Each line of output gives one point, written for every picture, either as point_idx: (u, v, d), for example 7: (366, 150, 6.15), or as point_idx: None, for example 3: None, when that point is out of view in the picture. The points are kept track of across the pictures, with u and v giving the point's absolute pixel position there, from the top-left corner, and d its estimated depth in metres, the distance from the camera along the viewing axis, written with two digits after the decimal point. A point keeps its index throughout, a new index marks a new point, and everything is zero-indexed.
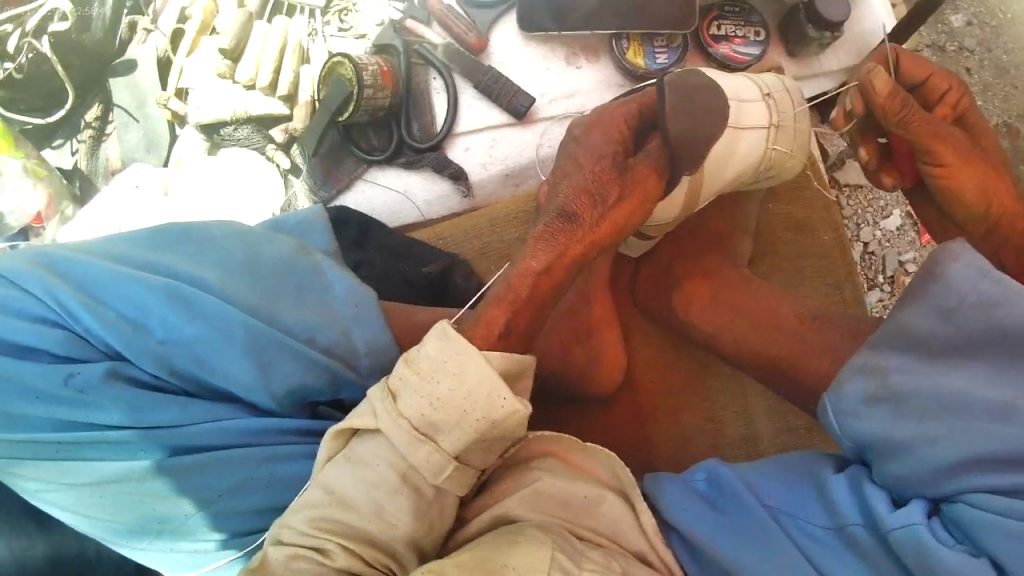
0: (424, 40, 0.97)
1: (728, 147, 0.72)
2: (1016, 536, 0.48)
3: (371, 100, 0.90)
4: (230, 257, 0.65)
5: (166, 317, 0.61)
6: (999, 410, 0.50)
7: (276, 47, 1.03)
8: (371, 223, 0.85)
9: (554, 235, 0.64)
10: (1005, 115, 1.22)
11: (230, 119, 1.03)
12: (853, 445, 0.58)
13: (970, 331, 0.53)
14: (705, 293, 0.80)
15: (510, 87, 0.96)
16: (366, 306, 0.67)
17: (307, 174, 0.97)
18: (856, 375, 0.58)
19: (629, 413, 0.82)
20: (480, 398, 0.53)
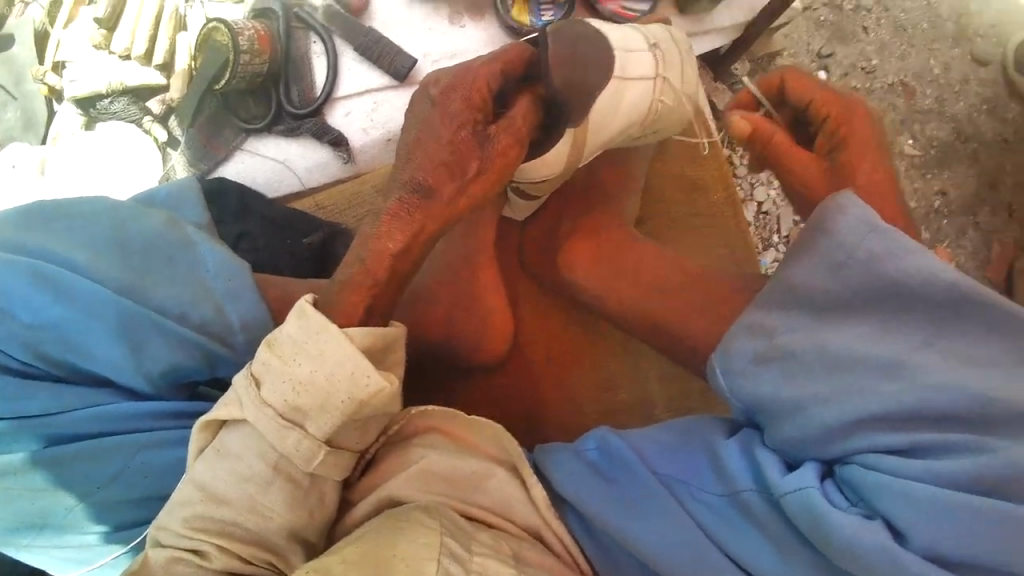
0: (305, 5, 0.95)
1: (611, 103, 0.70)
2: (908, 497, 0.47)
3: (249, 66, 0.87)
4: (97, 235, 0.62)
5: (30, 299, 0.58)
6: (888, 366, 0.49)
7: (151, 16, 0.99)
8: (249, 197, 0.83)
9: (412, 211, 0.63)
10: (903, 74, 1.23)
11: (105, 91, 0.98)
12: (744, 407, 0.58)
13: (857, 285, 0.52)
14: (597, 251, 0.80)
15: (391, 49, 0.93)
16: (240, 279, 0.64)
17: (188, 146, 0.96)
18: (743, 337, 0.58)
19: (526, 378, 0.81)
20: (344, 379, 0.50)
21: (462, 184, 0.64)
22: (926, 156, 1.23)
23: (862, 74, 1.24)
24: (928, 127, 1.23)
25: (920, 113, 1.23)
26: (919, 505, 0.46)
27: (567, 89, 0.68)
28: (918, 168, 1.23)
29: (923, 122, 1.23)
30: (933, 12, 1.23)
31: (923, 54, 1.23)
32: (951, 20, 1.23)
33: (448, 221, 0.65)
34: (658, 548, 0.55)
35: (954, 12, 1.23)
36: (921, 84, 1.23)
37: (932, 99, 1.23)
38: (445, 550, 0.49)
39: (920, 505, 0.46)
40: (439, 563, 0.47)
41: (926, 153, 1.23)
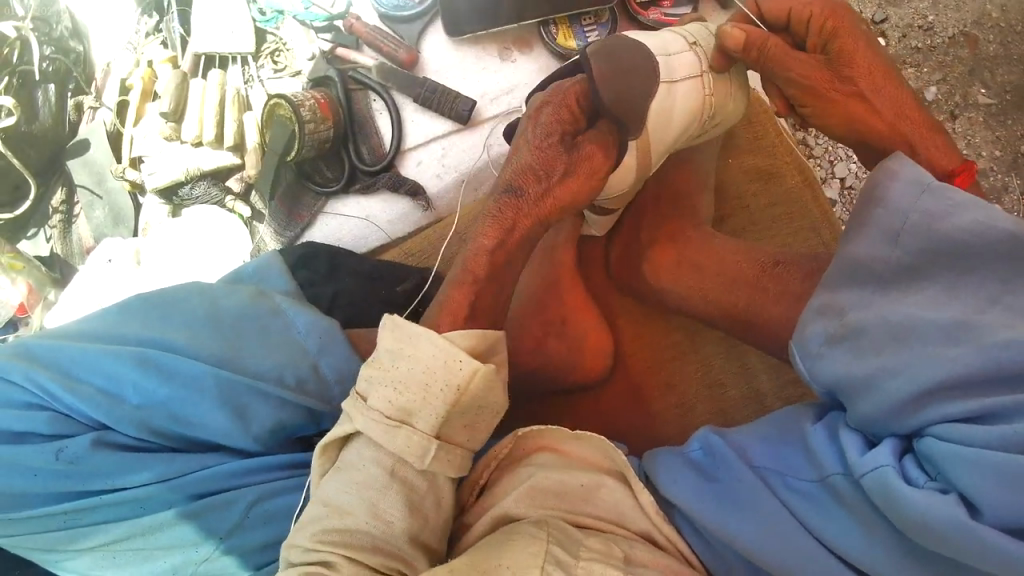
0: (359, 66, 0.91)
1: (666, 103, 0.73)
2: (981, 463, 0.45)
3: (315, 134, 0.86)
4: (191, 315, 0.67)
5: (139, 382, 0.61)
6: (951, 330, 0.49)
7: (215, 98, 0.95)
8: (338, 255, 0.86)
9: (502, 210, 0.69)
10: (963, 23, 1.23)
11: (184, 178, 0.94)
12: (825, 388, 0.57)
13: (918, 250, 0.54)
14: (671, 255, 0.82)
15: (448, 92, 0.90)
16: (330, 334, 0.69)
17: (271, 217, 0.90)
18: (817, 319, 0.58)
19: (630, 398, 0.83)
20: (438, 368, 0.55)
21: (550, 188, 0.69)
22: (1003, 102, 1.21)
23: (920, 32, 1.23)
24: (1000, 72, 1.22)
25: (988, 60, 1.22)
26: (993, 471, 0.45)
27: (616, 102, 0.69)
28: (996, 116, 1.21)
29: (993, 68, 1.22)
30: None
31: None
32: None
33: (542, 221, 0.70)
34: (750, 539, 0.55)
35: None
36: (982, 30, 1.22)
37: (998, 44, 1.22)
38: (550, 558, 0.50)
39: (990, 471, 0.45)
40: (544, 572, 0.49)
41: (1001, 99, 1.21)
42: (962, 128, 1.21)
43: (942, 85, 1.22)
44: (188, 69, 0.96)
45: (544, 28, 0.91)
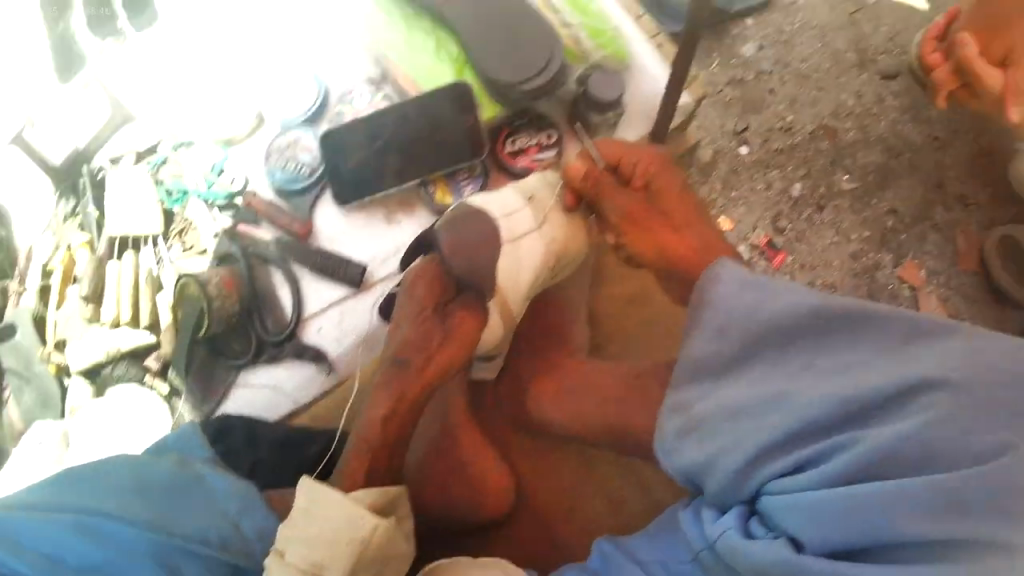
0: (259, 241, 1.04)
1: (513, 265, 0.87)
2: (810, 509, 0.63)
3: (224, 308, 0.98)
4: (123, 486, 0.78)
5: (80, 544, 0.73)
6: (771, 400, 0.69)
7: (130, 282, 1.05)
8: (253, 425, 0.94)
9: (393, 381, 0.82)
10: (821, 115, 1.32)
11: (106, 358, 1.03)
12: (685, 476, 0.73)
13: (737, 344, 0.73)
14: (552, 387, 0.93)
15: (340, 261, 1.03)
16: (249, 499, 0.80)
17: (188, 394, 1.00)
18: (671, 416, 0.75)
19: (538, 526, 0.94)
20: (344, 527, 0.69)
21: (428, 356, 0.83)
22: (865, 185, 1.30)
23: (781, 132, 1.32)
24: (860, 155, 1.31)
25: (849, 145, 1.31)
26: (821, 516, 0.62)
27: (475, 271, 0.85)
28: (861, 199, 1.30)
29: (853, 153, 1.31)
30: (832, 48, 1.34)
31: (834, 91, 1.33)
32: (850, 49, 1.34)
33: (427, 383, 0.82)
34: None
35: (851, 42, 1.34)
36: (839, 120, 1.32)
37: (855, 129, 1.32)
38: None
39: (814, 511, 0.62)
40: None
41: (864, 181, 1.30)
42: (832, 217, 1.29)
43: (806, 181, 1.30)
44: (103, 252, 1.06)
45: (423, 188, 1.05)
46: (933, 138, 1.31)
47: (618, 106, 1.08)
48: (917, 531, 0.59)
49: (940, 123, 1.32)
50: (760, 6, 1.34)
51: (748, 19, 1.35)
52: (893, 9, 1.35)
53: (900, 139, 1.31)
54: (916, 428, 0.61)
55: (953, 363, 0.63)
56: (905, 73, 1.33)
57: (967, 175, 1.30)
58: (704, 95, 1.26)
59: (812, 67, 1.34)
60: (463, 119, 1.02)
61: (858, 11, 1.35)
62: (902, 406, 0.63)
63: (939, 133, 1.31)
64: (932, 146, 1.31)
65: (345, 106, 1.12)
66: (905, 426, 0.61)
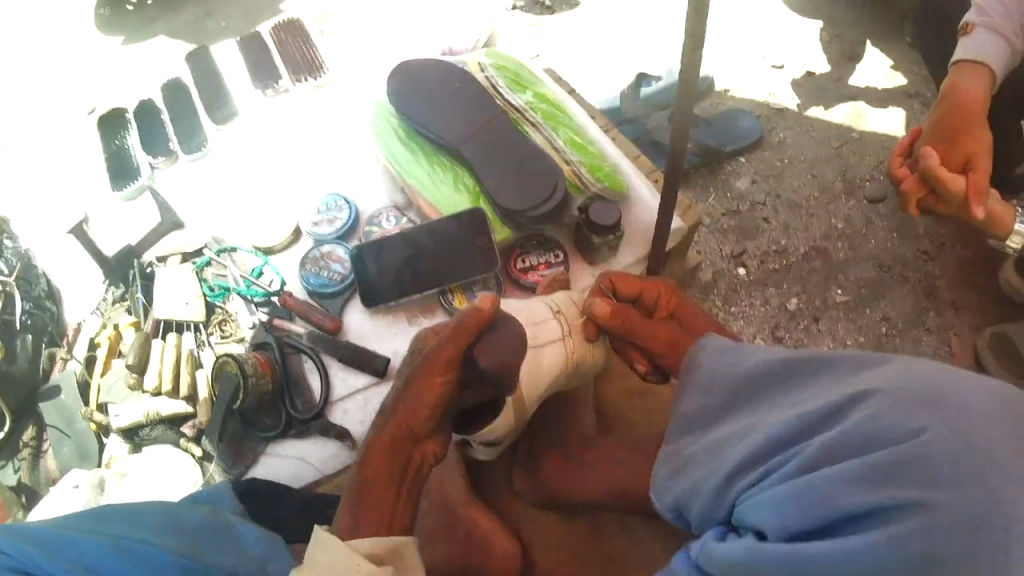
0: (291, 333, 1.11)
1: (534, 364, 0.95)
2: (774, 501, 0.58)
3: (257, 386, 1.05)
4: (159, 523, 0.82)
5: (116, 564, 0.75)
6: (745, 432, 0.71)
7: (171, 357, 1.13)
8: (278, 488, 1.02)
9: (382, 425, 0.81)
10: (815, 236, 1.53)
11: (144, 420, 1.11)
12: (672, 510, 0.77)
13: (718, 398, 0.79)
14: (562, 460, 1.02)
15: (366, 354, 1.10)
16: (277, 548, 0.86)
17: (219, 459, 1.06)
18: (665, 468, 0.80)
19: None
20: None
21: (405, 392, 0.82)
22: (858, 296, 1.46)
23: (777, 255, 1.51)
24: (855, 269, 1.49)
25: (844, 262, 1.50)
26: (786, 504, 0.57)
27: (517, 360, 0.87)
28: (855, 309, 1.45)
29: (845, 270, 1.49)
30: (821, 178, 1.59)
31: (824, 216, 1.55)
32: (837, 179, 1.59)
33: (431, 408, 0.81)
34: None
35: (838, 173, 1.60)
36: (830, 241, 1.52)
37: (848, 250, 1.51)
38: None
39: (780, 503, 0.58)
40: None
41: (858, 294, 1.47)
42: (829, 326, 1.44)
43: (801, 295, 1.47)
44: (149, 330, 1.17)
45: (442, 295, 1.12)
46: (921, 254, 1.50)
47: (618, 231, 1.12)
48: (862, 501, 0.53)
49: (926, 238, 1.52)
50: (753, 142, 1.61)
51: (742, 158, 1.61)
52: (873, 145, 1.62)
53: (890, 256, 1.50)
54: (852, 427, 0.57)
55: (890, 375, 0.60)
56: (890, 198, 1.56)
57: (955, 285, 1.48)
58: (699, 221, 1.24)
59: (803, 198, 1.57)
60: (477, 236, 1.10)
61: (842, 145, 1.62)
62: (839, 421, 0.60)
63: (926, 249, 1.51)
64: (920, 260, 1.50)
65: (374, 227, 1.23)
66: (839, 430, 0.57)
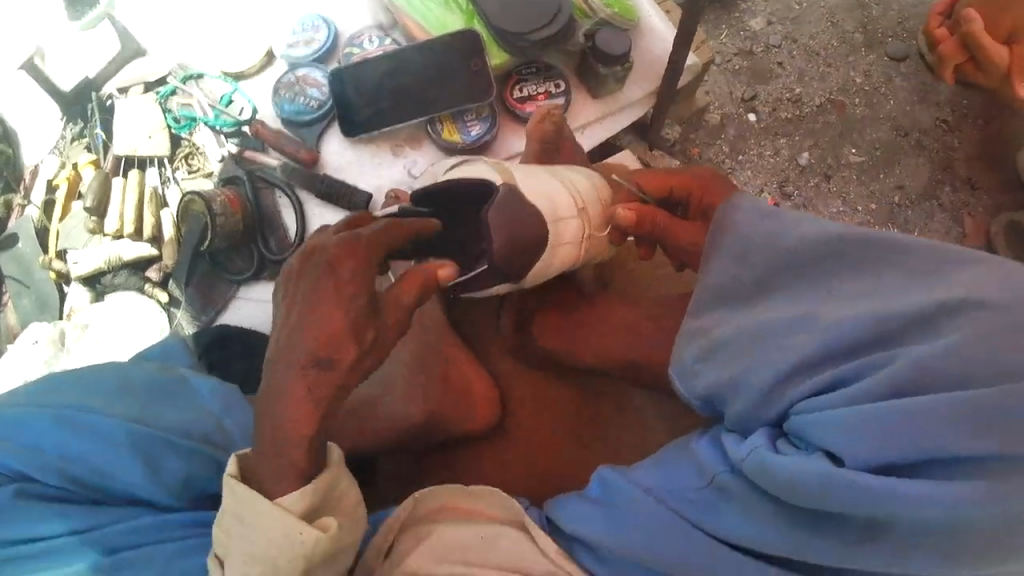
0: (266, 167, 1.02)
1: (548, 260, 0.89)
2: (848, 423, 0.59)
3: (227, 225, 0.95)
4: (98, 387, 0.78)
5: (59, 439, 0.73)
6: (798, 320, 0.67)
7: (134, 196, 1.05)
8: (252, 336, 0.95)
9: (319, 386, 0.63)
10: (830, 91, 1.44)
11: (105, 266, 1.04)
12: (699, 400, 0.73)
13: (762, 269, 0.72)
14: (558, 323, 0.99)
15: (345, 187, 1.00)
16: (232, 399, 0.82)
17: (187, 304, 0.99)
18: (687, 346, 0.74)
19: (523, 446, 0.92)
20: (280, 540, 0.60)
21: (360, 350, 0.64)
22: (872, 159, 1.42)
23: (790, 104, 1.44)
24: (870, 130, 1.43)
25: (859, 121, 1.44)
26: (860, 438, 0.58)
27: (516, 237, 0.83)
28: (868, 171, 1.42)
29: (860, 130, 1.43)
30: (841, 28, 1.46)
31: (842, 69, 1.45)
32: (858, 31, 1.46)
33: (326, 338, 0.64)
34: (658, 550, 0.66)
35: (859, 23, 1.46)
36: (846, 97, 1.44)
37: (863, 107, 1.44)
38: None
39: (856, 434, 0.58)
40: None
41: (871, 156, 1.43)
42: (837, 187, 1.42)
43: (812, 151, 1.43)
44: (109, 168, 1.08)
45: (431, 125, 1.03)
46: (941, 122, 1.43)
47: (627, 61, 1.03)
48: (971, 451, 0.56)
49: (948, 104, 1.43)
50: None
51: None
52: (900, 0, 1.47)
53: (908, 119, 1.43)
54: (952, 347, 0.58)
55: (987, 283, 0.60)
56: (915, 57, 1.45)
57: (974, 159, 1.42)
58: (711, 62, 1.16)
59: (821, 45, 1.45)
60: (472, 63, 1.01)
61: None
62: (922, 336, 0.60)
63: (946, 116, 1.43)
64: (939, 129, 1.43)
65: (353, 50, 1.09)
66: (936, 347, 0.58)
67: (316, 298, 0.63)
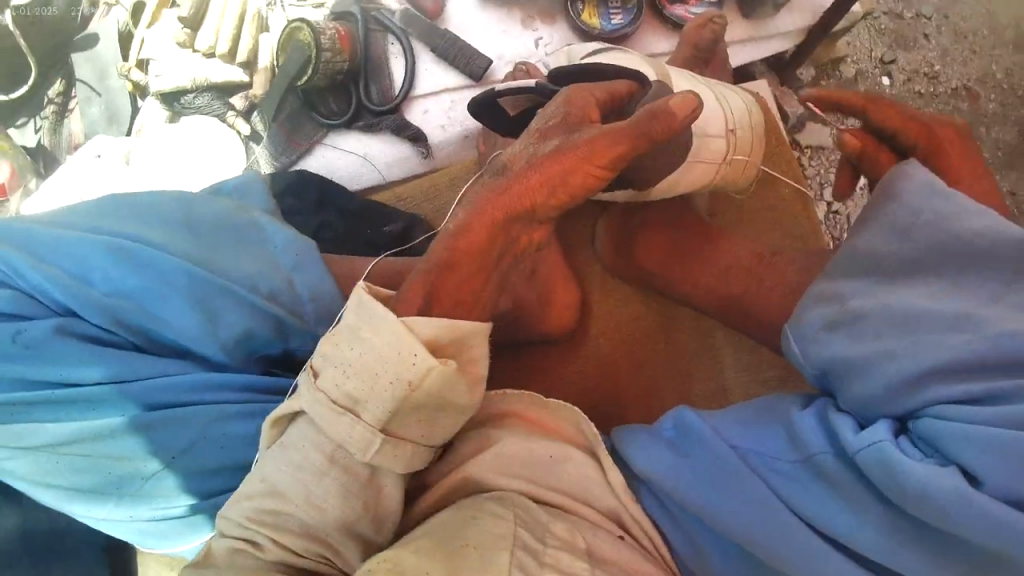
0: (382, 8, 0.92)
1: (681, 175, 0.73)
2: (994, 443, 0.43)
3: (329, 64, 0.86)
4: (168, 217, 0.67)
5: (110, 270, 0.63)
6: (957, 319, 0.47)
7: (234, 14, 0.96)
8: (329, 189, 0.86)
9: (499, 195, 0.62)
10: (964, 81, 1.21)
11: (190, 87, 0.95)
12: (817, 372, 0.55)
13: (926, 244, 0.50)
14: (664, 242, 0.79)
15: (466, 48, 0.91)
16: (307, 255, 0.69)
17: (268, 140, 0.92)
18: (814, 307, 0.56)
19: (592, 369, 0.82)
20: (391, 358, 0.53)
21: (546, 175, 0.62)
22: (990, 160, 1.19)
23: (924, 79, 1.21)
24: (991, 133, 1.19)
25: (984, 118, 1.20)
26: (1000, 450, 0.43)
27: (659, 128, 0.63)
28: None
29: (987, 125, 1.20)
30: (996, 16, 1.21)
31: (985, 59, 1.20)
32: (1014, 24, 1.20)
33: (585, 190, 0.63)
34: (739, 521, 0.53)
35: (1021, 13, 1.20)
36: (984, 89, 1.20)
37: (995, 105, 1.20)
38: (519, 543, 0.50)
39: (1005, 451, 0.43)
40: (512, 553, 0.49)
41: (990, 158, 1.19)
42: None
43: None
44: None
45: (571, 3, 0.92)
46: None
47: None
48: None
49: None
50: None
51: None
52: None
53: None
54: None
55: None
56: None
57: None
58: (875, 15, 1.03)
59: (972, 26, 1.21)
60: None
61: None
62: None
63: None
64: None
65: None
66: None
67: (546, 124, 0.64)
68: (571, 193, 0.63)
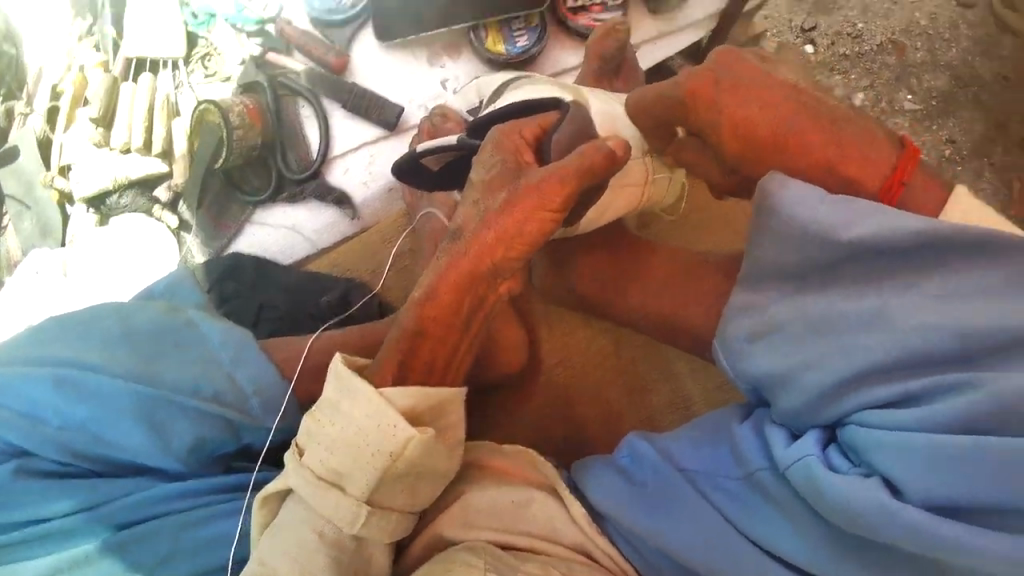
0: (287, 71, 0.94)
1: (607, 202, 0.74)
2: (912, 449, 0.45)
3: (244, 141, 0.89)
4: (105, 335, 0.66)
5: (54, 403, 0.62)
6: (868, 318, 0.49)
7: (144, 105, 0.96)
8: (264, 267, 0.87)
9: (456, 262, 0.61)
10: (891, 32, 1.17)
11: (112, 187, 0.95)
12: (749, 385, 0.57)
13: (831, 242, 0.51)
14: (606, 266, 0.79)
15: (378, 100, 0.93)
16: (246, 347, 0.68)
17: (199, 229, 0.94)
18: (738, 316, 0.57)
19: (555, 403, 0.81)
20: (371, 432, 0.52)
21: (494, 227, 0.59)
22: (927, 109, 1.14)
23: (848, 39, 1.17)
24: (923, 79, 1.15)
25: (914, 66, 1.16)
26: (920, 457, 0.45)
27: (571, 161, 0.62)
28: (917, 125, 1.14)
29: (918, 75, 1.15)
30: None
31: (906, 9, 1.17)
32: None
33: (544, 236, 0.60)
34: (683, 541, 0.54)
35: None
36: (910, 38, 1.16)
37: (923, 51, 1.16)
38: None
39: (922, 456, 0.45)
40: None
41: (928, 106, 1.14)
42: None
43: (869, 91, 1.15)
44: (117, 70, 0.97)
45: (474, 32, 0.93)
46: (1000, 76, 1.14)
47: None
48: None
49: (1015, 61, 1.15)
50: None
51: None
52: None
53: (970, 70, 1.15)
54: None
55: None
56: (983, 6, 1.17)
57: None
58: None
59: None
60: None
61: None
62: (1003, 356, 0.45)
63: (1008, 72, 1.14)
64: (997, 85, 1.14)
65: None
66: None
67: (485, 172, 0.61)
68: (528, 244, 0.60)
